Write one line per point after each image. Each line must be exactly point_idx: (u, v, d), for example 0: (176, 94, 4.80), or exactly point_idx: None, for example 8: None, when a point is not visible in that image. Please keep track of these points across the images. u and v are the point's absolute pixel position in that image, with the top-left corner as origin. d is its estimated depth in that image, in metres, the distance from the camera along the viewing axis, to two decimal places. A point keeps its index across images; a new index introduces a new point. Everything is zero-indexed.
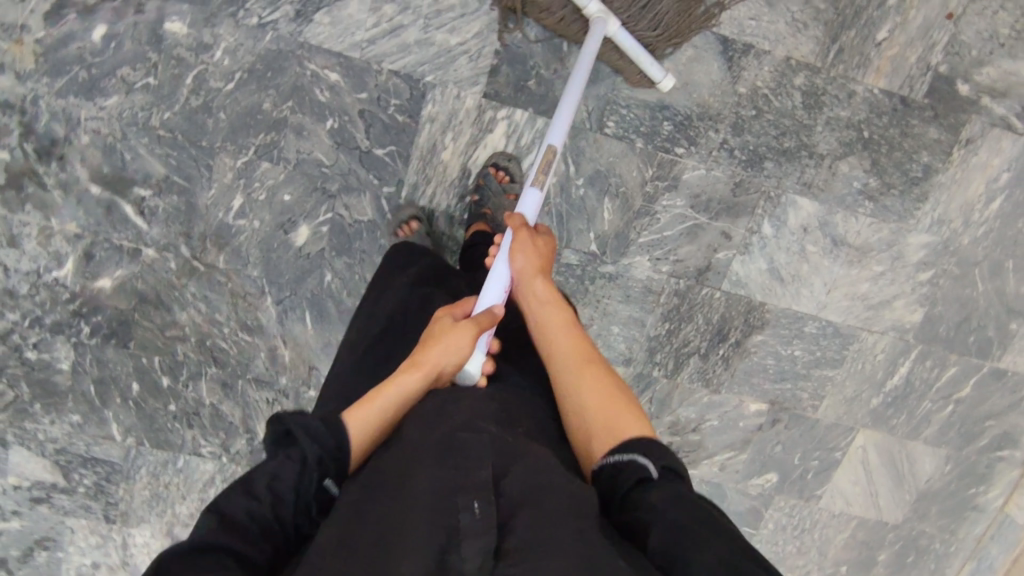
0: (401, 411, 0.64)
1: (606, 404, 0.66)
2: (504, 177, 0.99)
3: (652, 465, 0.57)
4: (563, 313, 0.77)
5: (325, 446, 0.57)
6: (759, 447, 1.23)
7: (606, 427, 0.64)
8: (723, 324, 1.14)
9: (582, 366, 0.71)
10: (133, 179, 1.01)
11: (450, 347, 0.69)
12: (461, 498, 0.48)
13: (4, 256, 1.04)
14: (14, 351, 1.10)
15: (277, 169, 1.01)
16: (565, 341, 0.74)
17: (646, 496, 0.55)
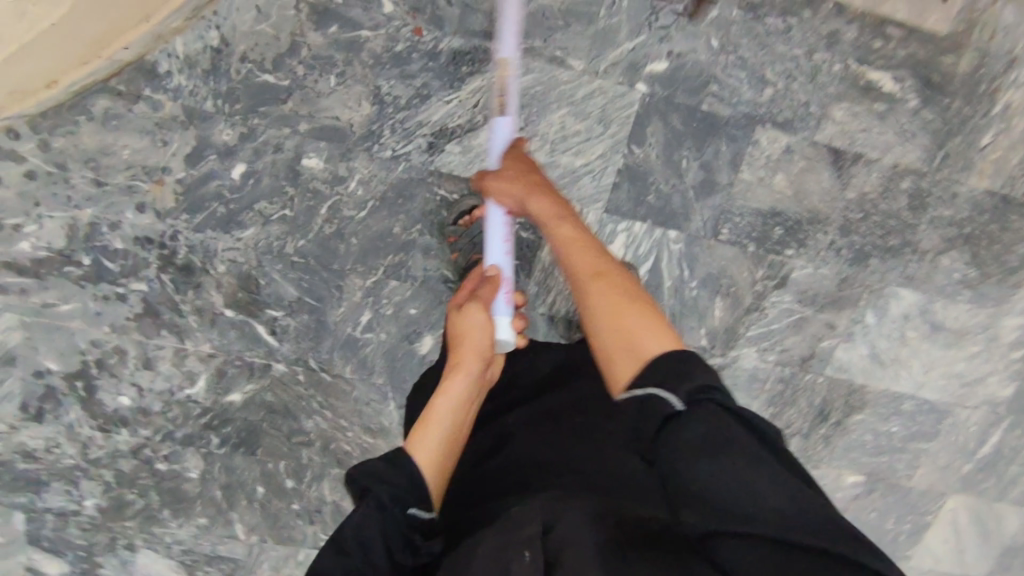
0: (461, 409, 0.72)
1: (612, 324, 0.63)
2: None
3: (674, 397, 0.54)
4: (564, 226, 0.72)
5: (398, 483, 0.60)
6: (855, 513, 1.28)
7: (625, 344, 0.61)
8: (825, 406, 1.19)
9: (587, 280, 0.67)
10: (266, 302, 1.04)
11: (479, 335, 0.77)
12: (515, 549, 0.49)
13: (139, 378, 1.06)
14: (145, 463, 1.12)
15: (404, 286, 1.05)
16: (566, 256, 0.71)
17: (675, 438, 0.53)
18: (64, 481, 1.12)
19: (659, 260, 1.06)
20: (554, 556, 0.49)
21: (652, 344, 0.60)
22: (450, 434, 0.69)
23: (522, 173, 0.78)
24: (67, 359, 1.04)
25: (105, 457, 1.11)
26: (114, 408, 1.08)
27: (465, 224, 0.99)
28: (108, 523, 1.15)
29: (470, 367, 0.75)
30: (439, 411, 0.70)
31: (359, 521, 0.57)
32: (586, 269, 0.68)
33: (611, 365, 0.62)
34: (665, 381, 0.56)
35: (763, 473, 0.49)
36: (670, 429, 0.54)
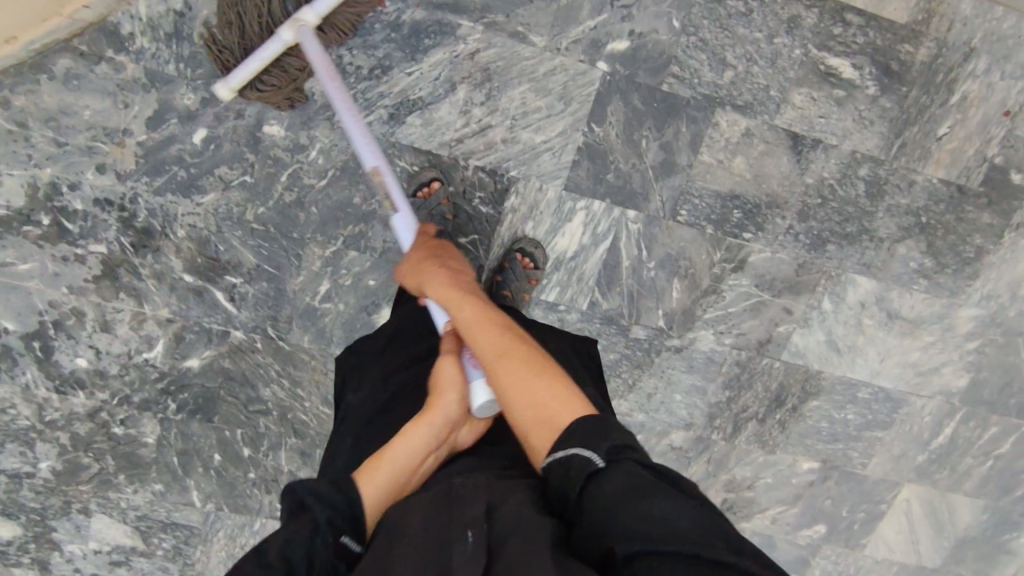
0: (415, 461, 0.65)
1: (527, 399, 0.63)
2: (529, 263, 1.03)
3: (595, 456, 0.54)
4: (467, 307, 0.74)
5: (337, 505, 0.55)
6: (810, 500, 1.30)
7: (540, 421, 0.61)
8: (780, 391, 1.20)
9: (494, 362, 0.68)
10: (225, 269, 1.04)
11: (451, 393, 0.72)
12: (457, 530, 0.52)
13: (96, 340, 1.07)
14: (101, 427, 1.13)
15: (363, 257, 1.05)
16: (474, 340, 0.72)
17: (597, 491, 0.52)
18: (20, 443, 1.13)
19: (617, 239, 1.07)
20: (491, 548, 0.50)
21: (562, 414, 0.61)
22: (405, 482, 0.63)
23: (423, 261, 0.81)
24: (24, 319, 1.04)
25: (61, 419, 1.12)
26: (71, 369, 1.08)
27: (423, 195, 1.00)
28: (63, 486, 1.16)
29: (432, 419, 0.68)
30: (399, 447, 0.65)
31: (290, 537, 0.52)
32: (492, 352, 0.69)
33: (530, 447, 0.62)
34: (586, 441, 0.56)
35: (684, 509, 0.49)
36: (593, 485, 0.53)
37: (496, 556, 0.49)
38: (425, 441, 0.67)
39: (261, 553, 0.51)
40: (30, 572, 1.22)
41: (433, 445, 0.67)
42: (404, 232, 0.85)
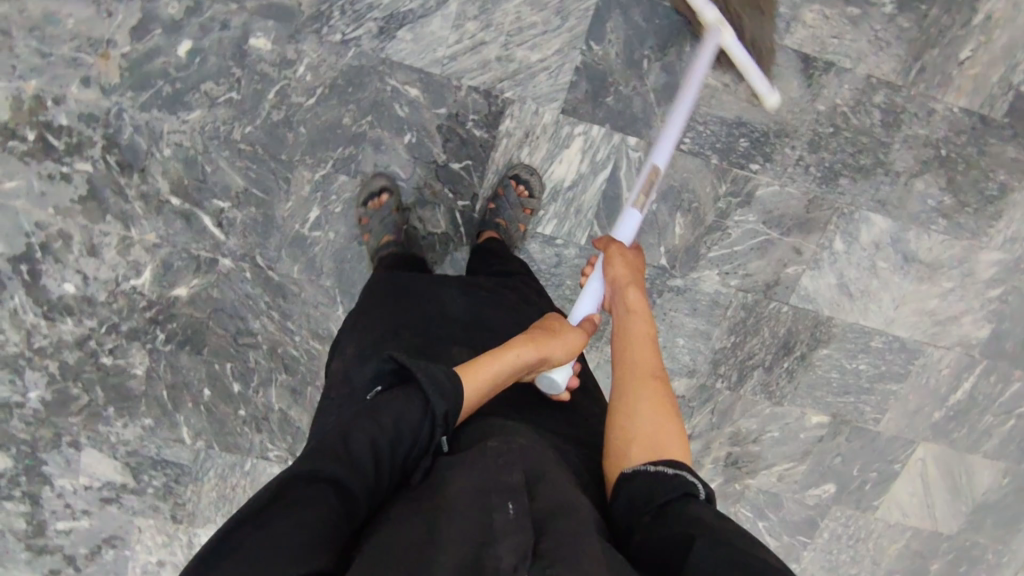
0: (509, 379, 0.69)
1: (655, 417, 0.66)
2: (524, 192, 1.00)
3: (700, 486, 0.58)
4: (648, 329, 0.78)
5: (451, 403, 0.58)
6: (818, 457, 1.24)
7: (649, 435, 0.64)
8: (789, 338, 1.15)
9: (645, 377, 0.72)
10: (212, 192, 1.02)
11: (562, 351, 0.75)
12: (498, 498, 0.50)
13: (83, 265, 1.05)
14: (89, 356, 1.11)
15: (353, 182, 1.02)
16: (632, 350, 0.75)
17: (685, 507, 0.55)
18: (9, 370, 1.12)
19: (617, 169, 1.02)
20: (533, 525, 0.49)
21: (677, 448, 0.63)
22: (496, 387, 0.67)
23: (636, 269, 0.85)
24: (12, 240, 1.03)
25: (49, 347, 1.11)
26: (59, 295, 1.07)
27: (374, 207, 0.99)
28: (53, 417, 1.16)
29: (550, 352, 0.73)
30: (503, 361, 0.69)
31: (401, 413, 0.56)
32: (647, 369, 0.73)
33: (621, 453, 0.64)
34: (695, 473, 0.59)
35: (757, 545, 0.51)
36: (679, 503, 0.56)
37: (542, 531, 0.49)
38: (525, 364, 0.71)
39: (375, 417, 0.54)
40: (21, 505, 1.23)
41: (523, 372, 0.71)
42: (628, 226, 0.86)
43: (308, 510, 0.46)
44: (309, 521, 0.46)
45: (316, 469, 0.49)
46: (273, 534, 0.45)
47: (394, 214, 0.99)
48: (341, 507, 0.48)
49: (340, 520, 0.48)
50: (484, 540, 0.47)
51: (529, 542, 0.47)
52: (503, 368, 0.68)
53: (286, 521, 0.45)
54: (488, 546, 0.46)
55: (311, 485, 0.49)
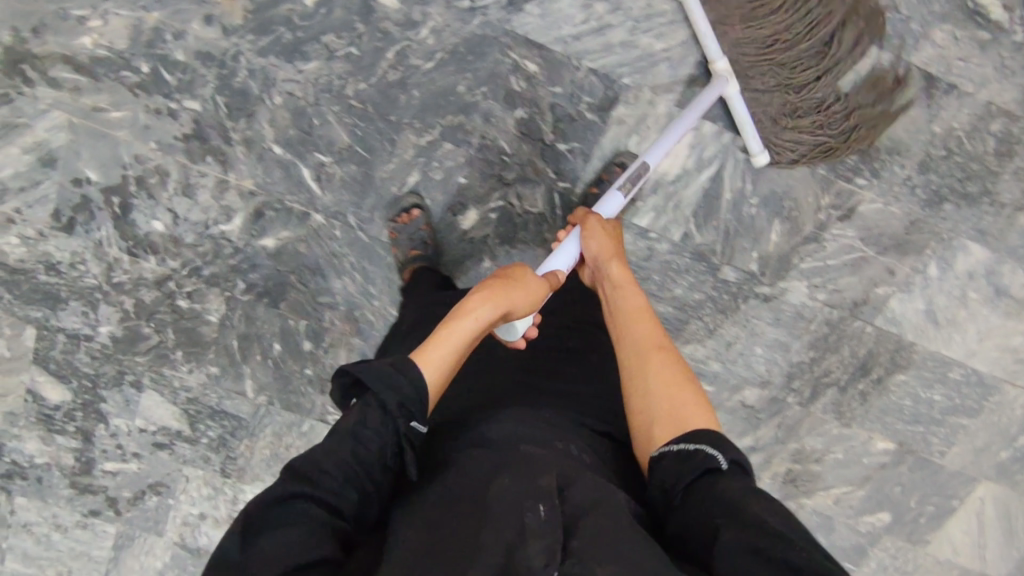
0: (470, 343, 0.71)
1: (667, 392, 0.67)
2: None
3: (720, 456, 0.58)
4: (639, 297, 0.79)
5: (400, 387, 0.61)
6: (878, 484, 1.22)
7: (671, 413, 0.65)
8: (867, 359, 1.13)
9: (650, 352, 0.72)
10: (316, 145, 1.01)
11: (521, 300, 0.76)
12: (530, 500, 0.53)
13: (175, 204, 1.05)
14: (166, 297, 1.11)
15: (458, 151, 1.01)
16: (631, 323, 0.76)
17: (712, 483, 0.56)
18: (83, 302, 1.11)
19: (722, 166, 1.03)
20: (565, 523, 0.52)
21: (697, 421, 0.64)
22: (461, 353, 0.69)
23: (612, 233, 0.85)
24: (107, 171, 1.02)
25: (128, 284, 1.10)
26: (146, 232, 1.06)
27: (402, 221, 1.02)
28: (119, 355, 1.15)
29: (510, 305, 0.74)
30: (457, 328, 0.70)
31: (361, 416, 0.60)
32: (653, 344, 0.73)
33: (648, 439, 0.65)
34: (714, 441, 0.59)
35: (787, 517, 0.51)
36: (708, 478, 0.57)
37: (573, 530, 0.51)
38: (488, 323, 0.72)
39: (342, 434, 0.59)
40: (72, 441, 1.21)
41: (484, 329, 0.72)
42: (609, 206, 0.88)
43: (283, 531, 0.53)
44: (286, 543, 0.53)
45: (291, 491, 0.55)
46: (268, 551, 0.52)
47: (421, 229, 1.02)
48: (322, 521, 0.55)
49: (323, 534, 0.55)
50: (515, 544, 0.50)
51: (558, 540, 0.50)
52: (464, 335, 0.70)
53: (266, 546, 0.52)
54: (519, 550, 0.49)
55: (288, 504, 0.55)
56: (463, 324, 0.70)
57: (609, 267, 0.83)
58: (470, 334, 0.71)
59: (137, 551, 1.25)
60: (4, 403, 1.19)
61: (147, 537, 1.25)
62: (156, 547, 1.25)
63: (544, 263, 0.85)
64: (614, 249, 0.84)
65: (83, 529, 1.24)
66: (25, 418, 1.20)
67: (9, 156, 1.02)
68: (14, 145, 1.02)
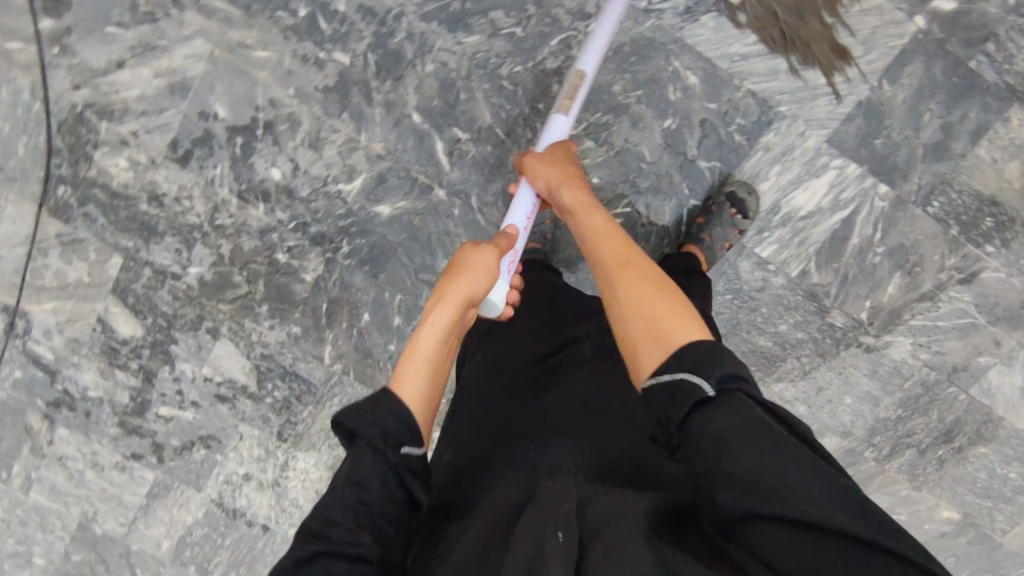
0: (440, 344, 0.67)
1: (641, 307, 0.64)
2: (737, 212, 0.99)
3: (706, 383, 0.54)
4: (596, 214, 0.77)
5: (387, 425, 0.58)
6: (933, 552, 1.20)
7: (651, 331, 0.62)
8: (953, 426, 1.13)
9: (613, 269, 0.69)
10: (456, 120, 0.99)
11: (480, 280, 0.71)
12: (549, 529, 0.51)
13: (299, 155, 1.02)
14: (266, 249, 1.08)
15: (598, 150, 1.01)
16: (593, 243, 0.75)
17: (710, 422, 0.52)
18: (179, 239, 1.08)
19: (857, 212, 1.02)
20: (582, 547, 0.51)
21: (681, 332, 0.60)
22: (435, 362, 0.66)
23: (552, 159, 0.83)
24: (237, 111, 1.00)
25: (229, 228, 1.06)
26: (262, 178, 1.03)
27: None
28: (203, 298, 1.11)
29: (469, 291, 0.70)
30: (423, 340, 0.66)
31: (354, 463, 0.57)
32: (614, 258, 0.71)
33: (637, 363, 0.62)
34: (697, 367, 0.55)
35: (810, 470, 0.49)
36: (701, 415, 0.53)
37: (591, 543, 0.51)
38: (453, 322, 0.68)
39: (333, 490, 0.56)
40: (132, 379, 1.16)
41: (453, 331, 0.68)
42: (555, 129, 0.87)
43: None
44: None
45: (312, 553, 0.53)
46: None
47: None
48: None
49: None
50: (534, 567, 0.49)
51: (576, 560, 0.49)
52: (430, 348, 0.66)
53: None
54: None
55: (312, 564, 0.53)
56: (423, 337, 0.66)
57: (561, 196, 0.81)
58: (436, 342, 0.67)
59: (172, 503, 1.20)
60: (70, 329, 1.14)
61: (185, 489, 1.20)
62: (190, 501, 1.20)
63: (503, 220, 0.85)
64: (563, 174, 0.82)
65: (121, 471, 1.20)
66: (88, 347, 1.15)
67: (140, 78, 1.00)
68: (148, 67, 1.00)
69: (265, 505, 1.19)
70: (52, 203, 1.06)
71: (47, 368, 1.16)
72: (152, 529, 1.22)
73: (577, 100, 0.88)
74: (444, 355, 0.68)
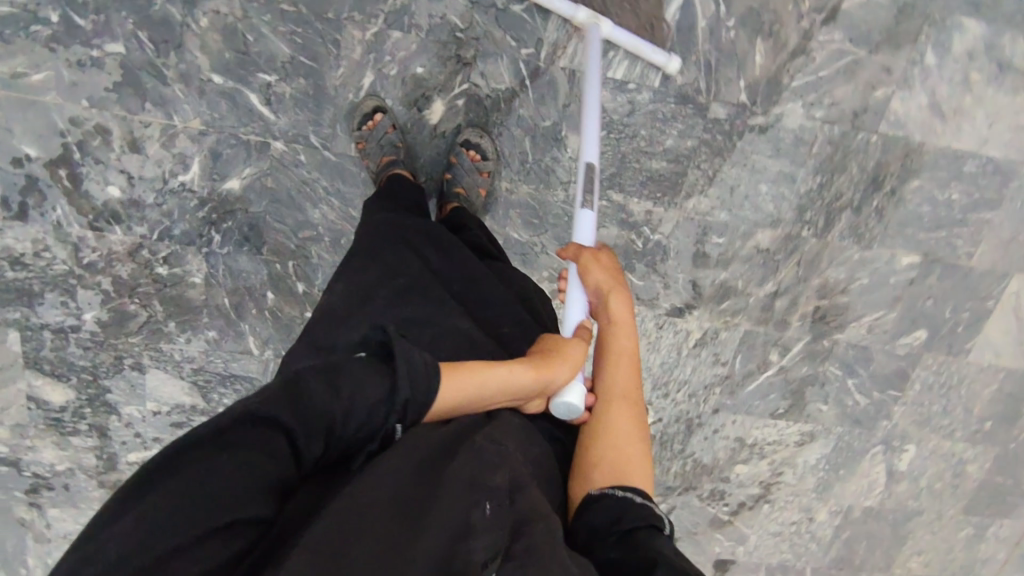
0: (497, 395, 0.64)
1: (622, 446, 0.67)
2: (477, 156, 0.98)
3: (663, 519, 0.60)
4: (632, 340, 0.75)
5: (415, 397, 0.56)
6: (909, 303, 1.19)
7: (617, 461, 0.66)
8: (878, 172, 1.08)
9: (618, 399, 0.71)
10: (257, 64, 0.94)
11: (565, 370, 0.69)
12: (481, 496, 0.52)
13: (127, 163, 0.98)
14: (144, 267, 1.05)
15: (408, 38, 0.94)
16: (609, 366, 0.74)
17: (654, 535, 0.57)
18: (59, 292, 1.05)
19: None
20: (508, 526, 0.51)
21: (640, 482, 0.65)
22: (480, 401, 0.63)
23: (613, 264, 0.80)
24: (46, 143, 0.96)
25: (100, 262, 1.04)
26: (104, 201, 1.00)
27: (368, 128, 0.96)
28: (112, 340, 1.09)
29: (543, 374, 0.67)
30: (492, 374, 0.64)
31: (359, 384, 0.54)
32: (621, 393, 0.72)
33: (585, 475, 0.66)
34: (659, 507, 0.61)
35: None
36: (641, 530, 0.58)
37: (520, 533, 0.50)
38: (519, 386, 0.66)
39: (332, 386, 0.53)
40: (89, 440, 1.17)
41: (517, 391, 0.66)
42: (586, 227, 0.83)
43: (262, 450, 0.47)
44: (244, 475, 0.46)
45: (270, 415, 0.49)
46: (220, 474, 0.45)
47: (390, 134, 0.95)
48: (275, 464, 0.48)
49: (270, 490, 0.47)
50: (461, 539, 0.48)
51: (501, 541, 0.49)
52: (491, 383, 0.63)
53: (221, 477, 0.45)
54: (461, 543, 0.48)
55: (257, 427, 0.48)
56: (495, 372, 0.64)
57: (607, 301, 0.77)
58: (494, 391, 0.64)
59: None
60: (9, 417, 1.14)
61: None
62: None
63: (566, 313, 0.79)
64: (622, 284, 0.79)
65: None
66: (33, 426, 1.15)
67: None
68: None
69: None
70: None
71: (8, 460, 1.18)
72: None
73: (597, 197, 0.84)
74: (492, 403, 0.65)
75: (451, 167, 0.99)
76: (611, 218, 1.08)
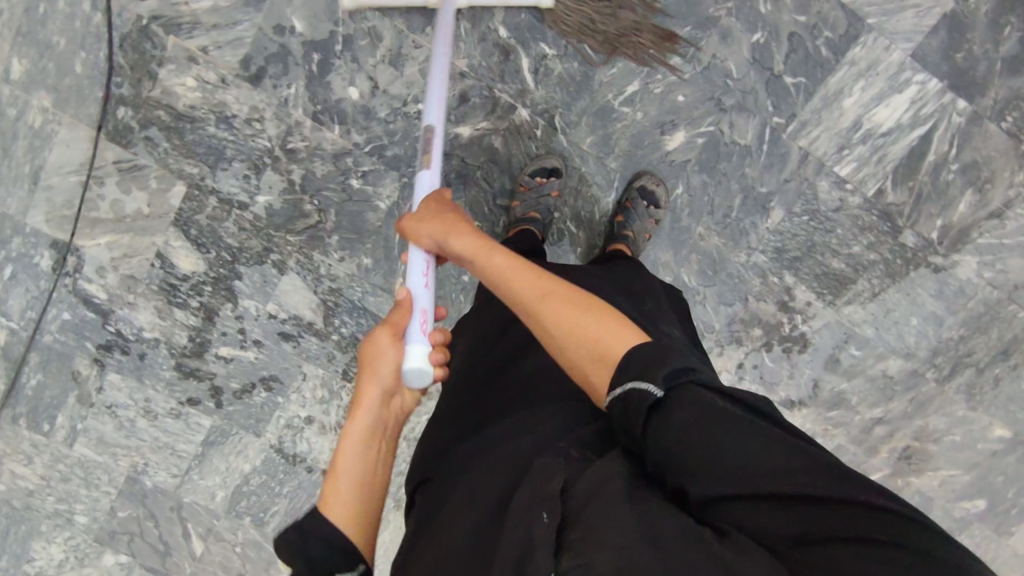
0: (362, 452, 0.66)
1: (577, 336, 0.61)
2: (651, 206, 1.04)
3: (653, 387, 0.53)
4: (496, 253, 0.69)
5: (314, 553, 0.58)
6: (982, 472, 1.22)
7: (590, 357, 0.60)
8: (1011, 343, 1.17)
9: (535, 303, 0.64)
10: (544, 35, 1.01)
11: (387, 371, 0.69)
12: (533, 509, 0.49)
13: (379, 73, 1.04)
14: (339, 173, 1.07)
15: (685, 67, 1.04)
16: (506, 287, 0.67)
17: (672, 422, 0.52)
18: (247, 165, 1.05)
19: (936, 128, 1.07)
20: (566, 514, 0.48)
21: (619, 347, 0.58)
22: (357, 471, 0.65)
23: (433, 213, 0.76)
24: (315, 25, 1.02)
25: (301, 153, 1.05)
26: (339, 98, 1.04)
27: (535, 181, 1.03)
28: (270, 230, 1.07)
29: (367, 408, 0.68)
30: (342, 458, 0.65)
31: None
32: (535, 295, 0.64)
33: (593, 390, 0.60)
34: (646, 367, 0.54)
35: (768, 441, 0.50)
36: (660, 416, 0.53)
37: (573, 520, 0.47)
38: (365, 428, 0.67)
39: None
40: (191, 319, 1.08)
41: (367, 439, 0.67)
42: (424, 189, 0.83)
43: None
44: None
45: None
46: None
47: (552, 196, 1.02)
48: None
49: None
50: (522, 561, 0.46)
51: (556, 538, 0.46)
52: (347, 460, 0.65)
53: None
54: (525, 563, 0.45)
55: None
56: (342, 455, 0.66)
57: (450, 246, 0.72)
58: (357, 457, 0.66)
59: (229, 450, 1.12)
60: (126, 266, 1.05)
61: (243, 436, 1.11)
62: (249, 448, 1.12)
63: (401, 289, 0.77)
64: (440, 223, 0.74)
65: (176, 419, 1.10)
66: (146, 284, 1.06)
67: None
68: None
69: (328, 449, 1.13)
70: (110, 127, 1.02)
71: (98, 309, 1.06)
72: (206, 480, 1.12)
73: (434, 153, 0.84)
74: (368, 458, 0.66)
75: (624, 209, 1.04)
76: (773, 295, 1.13)
